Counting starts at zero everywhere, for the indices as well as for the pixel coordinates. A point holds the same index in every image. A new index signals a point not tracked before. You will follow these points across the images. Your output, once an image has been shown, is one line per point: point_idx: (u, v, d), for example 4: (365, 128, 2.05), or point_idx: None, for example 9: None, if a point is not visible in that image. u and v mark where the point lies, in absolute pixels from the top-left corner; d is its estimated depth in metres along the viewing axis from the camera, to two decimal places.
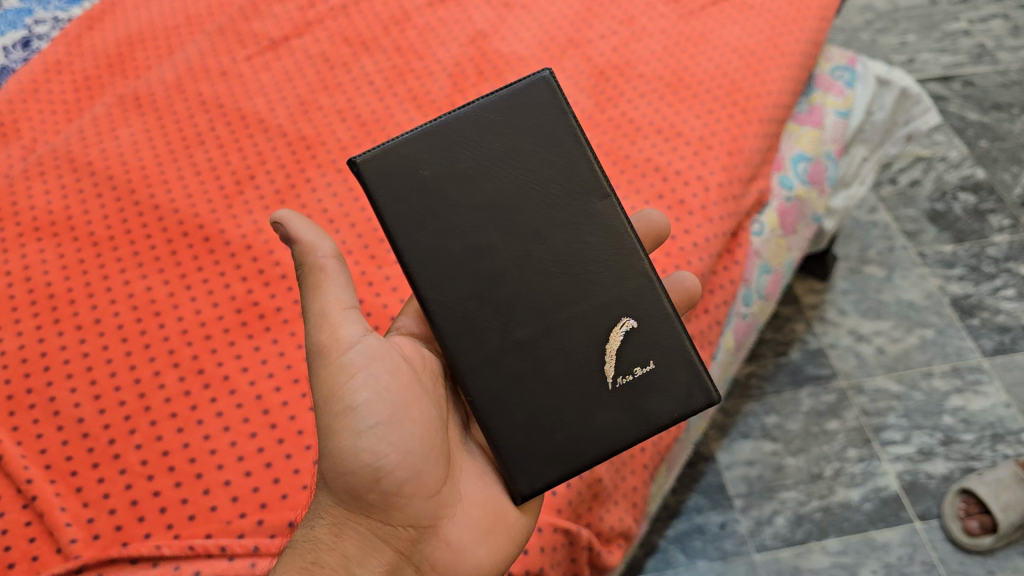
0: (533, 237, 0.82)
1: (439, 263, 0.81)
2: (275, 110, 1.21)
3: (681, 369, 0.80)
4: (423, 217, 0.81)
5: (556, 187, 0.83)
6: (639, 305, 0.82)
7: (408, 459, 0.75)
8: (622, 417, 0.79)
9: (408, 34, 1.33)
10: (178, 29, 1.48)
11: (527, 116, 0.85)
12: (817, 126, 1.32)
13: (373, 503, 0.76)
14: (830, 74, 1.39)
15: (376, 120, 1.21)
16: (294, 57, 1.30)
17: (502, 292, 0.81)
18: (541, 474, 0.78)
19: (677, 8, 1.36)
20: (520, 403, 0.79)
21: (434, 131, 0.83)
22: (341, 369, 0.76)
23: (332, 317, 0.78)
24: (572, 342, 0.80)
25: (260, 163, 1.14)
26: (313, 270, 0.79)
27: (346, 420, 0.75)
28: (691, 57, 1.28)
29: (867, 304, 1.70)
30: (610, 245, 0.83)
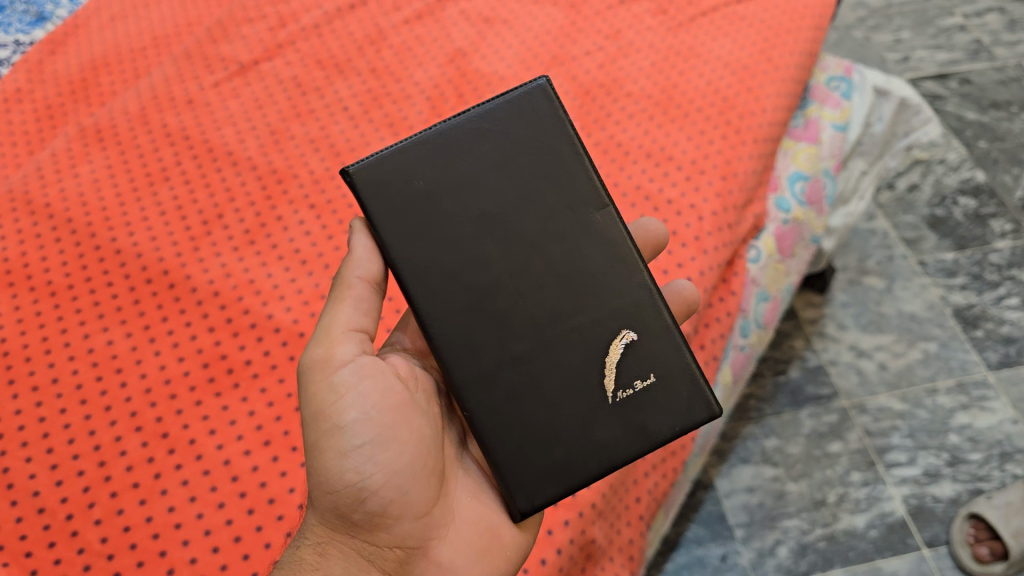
0: (529, 247, 0.77)
1: (431, 275, 0.76)
2: (245, 140, 1.15)
3: (682, 384, 0.75)
4: (414, 226, 0.76)
5: (553, 196, 0.78)
6: (639, 316, 0.77)
7: (395, 479, 0.72)
8: (624, 433, 0.74)
9: (384, 55, 1.27)
10: (144, 53, 1.42)
11: (523, 123, 0.79)
12: (813, 142, 1.26)
13: (358, 523, 0.73)
14: (826, 84, 1.33)
15: (351, 150, 1.14)
16: (264, 82, 1.23)
17: (499, 304, 0.76)
18: (540, 491, 0.73)
19: (665, 20, 1.30)
20: (518, 419, 0.74)
21: (425, 140, 0.77)
22: (332, 387, 0.73)
23: (336, 334, 0.74)
24: (571, 355, 0.75)
25: (228, 200, 1.08)
26: (339, 286, 0.76)
27: (333, 439, 0.72)
28: (681, 73, 1.22)
29: (868, 317, 1.65)
30: (610, 256, 0.78)
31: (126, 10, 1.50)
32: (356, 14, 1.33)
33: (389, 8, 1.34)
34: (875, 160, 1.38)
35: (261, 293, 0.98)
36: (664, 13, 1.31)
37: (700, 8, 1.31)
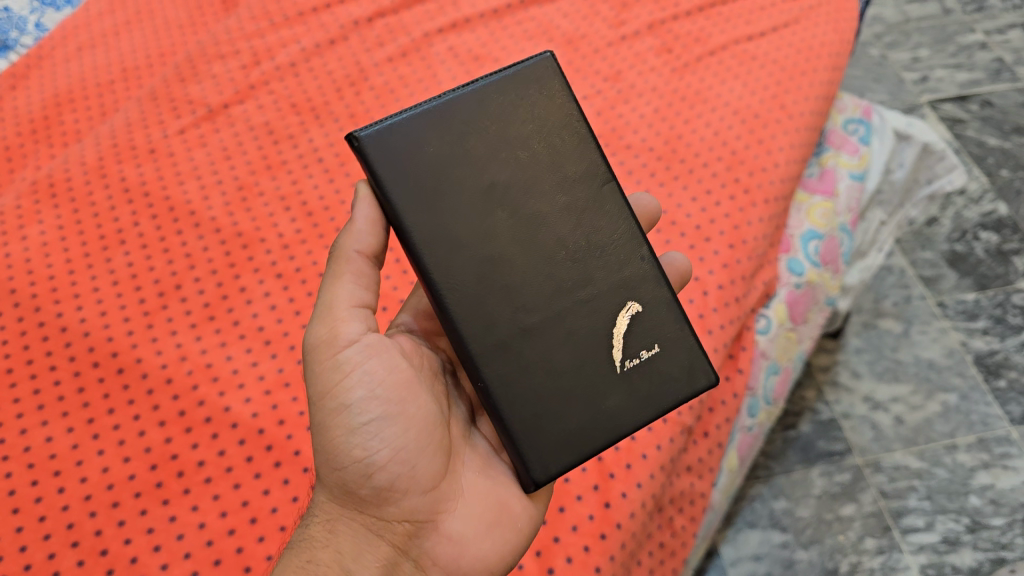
0: (539, 219, 0.73)
1: (443, 247, 0.70)
2: (210, 197, 1.06)
3: (684, 355, 0.75)
4: (424, 195, 0.70)
5: (559, 168, 0.74)
6: (642, 289, 0.75)
7: (403, 453, 0.71)
8: (636, 405, 0.72)
9: (364, 97, 1.17)
10: (112, 89, 1.33)
11: (530, 95, 0.74)
12: (829, 194, 1.17)
13: (366, 498, 0.71)
14: (843, 128, 1.24)
15: (325, 210, 1.06)
16: (233, 129, 1.14)
17: (509, 277, 0.72)
18: (555, 462, 0.70)
19: (669, 59, 1.20)
20: (530, 393, 0.71)
21: (433, 107, 0.71)
22: (337, 365, 0.70)
23: (341, 311, 0.71)
24: (580, 325, 0.73)
25: (188, 267, 0.99)
26: (336, 260, 0.73)
27: (340, 416, 0.70)
28: (685, 120, 1.12)
29: (883, 365, 1.56)
30: (613, 229, 0.75)
31: (94, 39, 1.41)
32: (335, 51, 1.23)
33: (372, 44, 1.24)
34: (893, 210, 1.29)
35: (218, 380, 0.90)
36: (668, 51, 1.21)
37: (708, 45, 1.21)
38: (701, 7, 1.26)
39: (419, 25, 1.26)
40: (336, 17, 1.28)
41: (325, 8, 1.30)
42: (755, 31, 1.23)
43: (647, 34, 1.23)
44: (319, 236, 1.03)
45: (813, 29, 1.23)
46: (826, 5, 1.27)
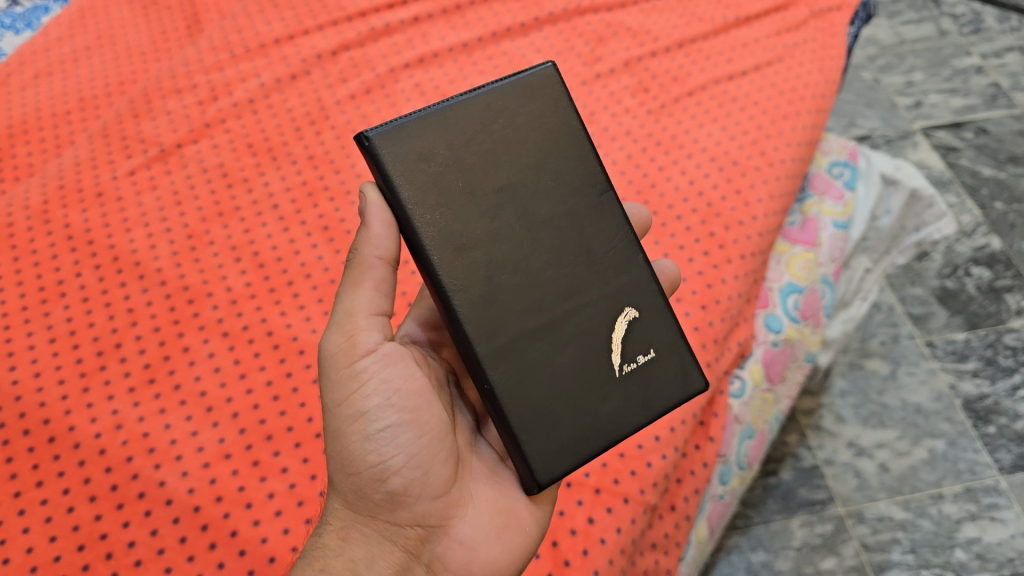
0: (544, 224, 0.73)
1: (452, 249, 0.70)
2: (157, 246, 1.01)
3: (676, 362, 0.77)
4: (434, 197, 0.70)
5: (562, 176, 0.75)
6: (638, 296, 0.77)
7: (417, 459, 0.71)
8: (633, 408, 0.74)
9: (324, 138, 1.13)
10: (67, 119, 1.27)
11: (533, 107, 0.75)
12: (811, 244, 1.11)
13: (380, 503, 0.72)
14: (828, 171, 1.19)
15: (278, 261, 1.01)
16: (186, 170, 1.09)
17: (514, 280, 0.72)
18: (558, 462, 0.71)
19: (644, 99, 1.15)
20: (534, 395, 0.72)
21: (444, 112, 0.71)
22: (353, 374, 0.71)
23: (359, 320, 0.71)
24: (580, 330, 0.73)
25: (130, 324, 0.94)
26: (354, 267, 0.72)
27: (355, 424, 0.71)
28: (659, 167, 1.07)
29: (868, 408, 1.51)
30: (612, 237, 0.76)
31: (51, 66, 1.35)
32: (296, 86, 1.19)
33: (335, 80, 1.19)
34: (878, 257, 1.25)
35: (155, 451, 0.84)
36: (644, 91, 1.16)
37: (686, 84, 1.16)
38: (679, 43, 1.21)
39: (385, 60, 1.21)
40: (300, 49, 1.23)
41: (288, 39, 1.24)
42: (735, 70, 1.17)
43: (623, 72, 1.18)
44: (269, 289, 0.98)
45: (797, 68, 1.18)
46: (809, 44, 1.22)
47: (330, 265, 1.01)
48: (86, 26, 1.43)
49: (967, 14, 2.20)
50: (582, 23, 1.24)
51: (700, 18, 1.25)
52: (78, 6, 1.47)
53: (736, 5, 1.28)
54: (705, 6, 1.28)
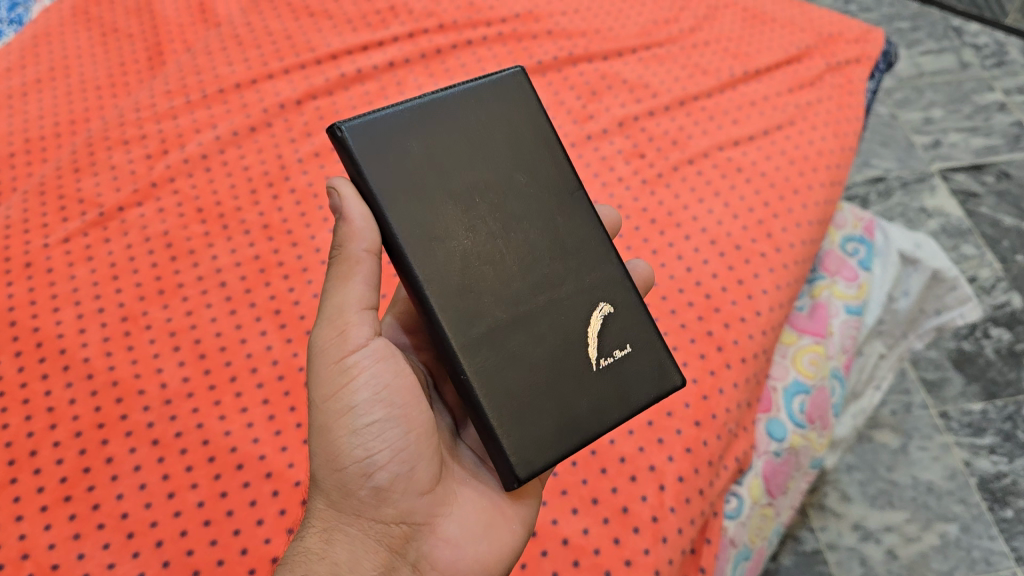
0: (519, 218, 0.68)
1: (422, 240, 0.64)
2: (86, 330, 0.89)
3: (654, 359, 0.70)
4: (407, 187, 0.64)
5: (535, 172, 0.70)
6: (616, 292, 0.71)
7: (404, 455, 0.65)
8: (612, 405, 0.67)
9: (282, 203, 1.02)
10: (10, 163, 1.15)
11: (508, 104, 0.70)
12: (820, 334, 1.00)
13: (364, 501, 0.65)
14: (841, 248, 1.08)
15: (221, 351, 0.89)
16: (127, 239, 0.98)
17: (487, 273, 0.66)
18: (535, 458, 0.64)
19: (640, 165, 1.02)
20: (510, 388, 0.65)
21: (417, 103, 0.66)
22: (343, 368, 0.64)
23: (350, 313, 0.65)
24: (556, 322, 0.67)
25: (48, 427, 0.82)
26: (341, 259, 0.64)
27: (342, 417, 0.64)
28: (653, 250, 0.95)
29: (876, 487, 1.40)
30: (586, 234, 0.71)
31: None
32: (255, 140, 1.07)
33: (298, 133, 1.08)
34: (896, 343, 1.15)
35: None
36: (639, 155, 1.03)
37: (687, 149, 1.03)
38: (680, 100, 1.08)
39: (354, 111, 1.10)
40: (261, 96, 1.11)
41: (250, 84, 1.13)
42: (743, 134, 1.05)
43: (616, 133, 1.06)
44: (209, 387, 0.86)
45: (811, 133, 1.06)
46: (824, 103, 1.10)
47: (279, 356, 0.89)
48: (38, 56, 1.31)
49: (989, 46, 2.08)
50: (574, 73, 1.12)
51: (704, 70, 1.13)
52: (31, 32, 1.34)
53: (744, 56, 1.15)
54: (710, 56, 1.15)
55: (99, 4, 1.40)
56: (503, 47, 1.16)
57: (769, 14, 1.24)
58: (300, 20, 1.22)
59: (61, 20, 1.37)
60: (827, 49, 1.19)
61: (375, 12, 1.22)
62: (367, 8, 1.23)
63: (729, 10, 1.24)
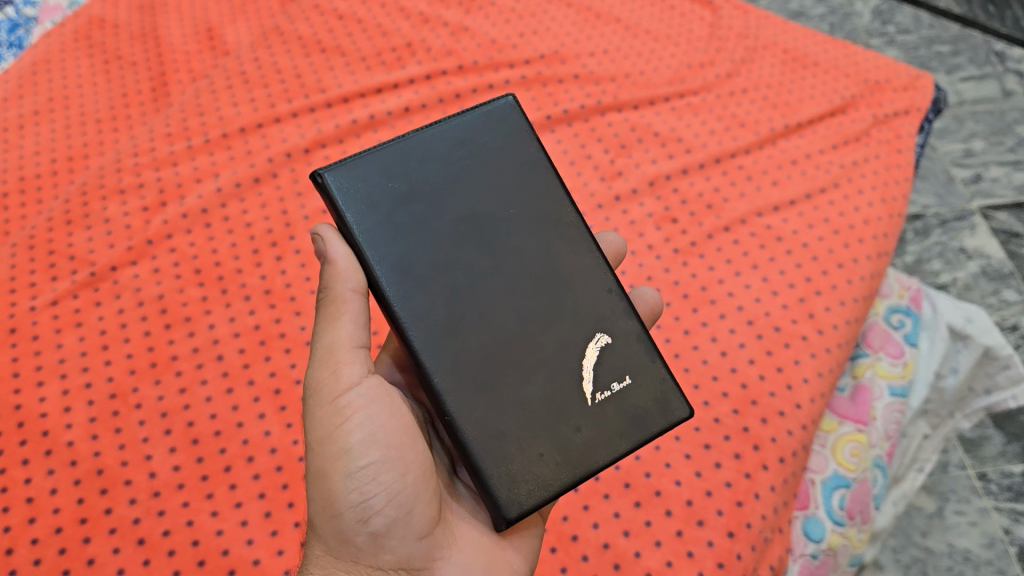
0: (509, 248, 0.65)
1: (404, 278, 0.62)
2: (71, 409, 0.84)
3: (658, 388, 0.65)
4: (387, 226, 0.63)
5: (527, 198, 0.67)
6: (617, 321, 0.66)
7: (402, 498, 0.62)
8: (611, 438, 0.63)
9: (285, 265, 0.95)
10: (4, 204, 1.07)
11: (496, 133, 0.68)
12: (862, 422, 0.92)
13: (362, 547, 0.62)
14: (885, 319, 1.00)
15: (216, 436, 0.83)
16: (119, 302, 0.91)
17: (474, 308, 0.63)
18: (523, 499, 0.61)
19: (671, 232, 0.95)
20: (497, 425, 0.62)
21: (396, 143, 0.65)
22: (337, 408, 0.62)
23: (342, 351, 0.63)
24: (548, 358, 0.64)
25: (27, 521, 0.77)
26: (330, 300, 0.63)
27: (337, 462, 0.61)
28: (685, 330, 0.88)
29: (910, 554, 1.32)
30: (583, 261, 0.67)
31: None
32: (259, 192, 1.01)
33: (306, 186, 1.02)
34: (941, 422, 1.10)
35: None
36: (671, 220, 0.96)
37: (723, 214, 0.96)
38: (716, 157, 1.01)
39: None
40: (268, 143, 1.05)
41: (255, 127, 1.07)
42: (783, 198, 0.97)
43: (647, 194, 0.98)
44: (201, 478, 0.80)
45: (857, 198, 0.98)
46: (870, 163, 1.02)
47: (278, 444, 0.83)
48: (37, 85, 1.22)
49: None
50: (602, 125, 1.05)
51: (742, 122, 1.06)
52: (30, 59, 1.25)
53: (785, 105, 1.08)
54: (748, 106, 1.08)
55: (105, 28, 1.31)
56: (527, 91, 1.08)
57: (811, 57, 1.15)
58: (311, 55, 1.15)
59: (63, 44, 1.27)
60: (873, 98, 1.11)
61: (391, 49, 1.15)
62: (382, 45, 1.16)
63: (769, 52, 1.16)
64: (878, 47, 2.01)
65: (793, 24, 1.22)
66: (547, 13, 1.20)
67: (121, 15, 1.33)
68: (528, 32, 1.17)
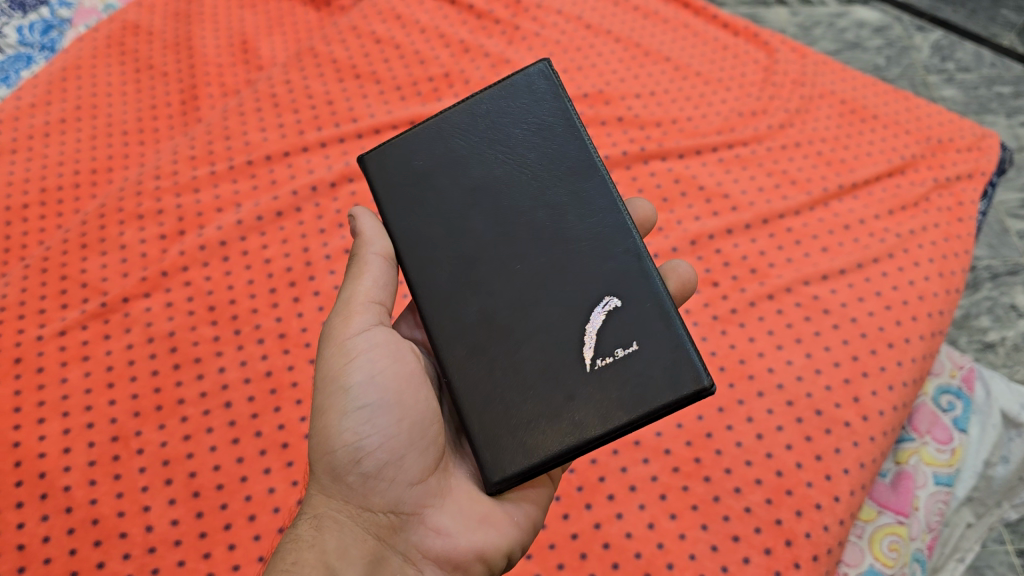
0: (519, 214, 0.65)
1: (423, 252, 0.67)
2: (71, 451, 0.79)
3: (671, 351, 0.56)
4: (413, 205, 0.69)
5: (546, 165, 0.65)
6: (630, 282, 0.59)
7: (395, 441, 0.61)
8: (603, 407, 0.56)
9: (303, 307, 0.91)
10: (21, 215, 1.01)
11: (522, 108, 0.68)
12: (904, 513, 0.85)
13: (354, 488, 0.61)
14: (934, 401, 0.95)
15: (217, 490, 0.78)
16: (128, 336, 0.87)
17: (480, 276, 0.64)
18: (510, 460, 0.59)
19: (710, 296, 0.91)
20: (490, 386, 0.61)
21: (427, 134, 0.71)
22: (342, 351, 0.63)
23: (356, 304, 0.65)
24: (550, 319, 0.60)
25: (16, 570, 0.72)
26: (355, 263, 0.67)
27: (335, 400, 0.62)
28: (720, 408, 0.82)
29: None
30: (601, 221, 0.62)
31: (15, 141, 1.08)
32: (280, 226, 0.98)
33: (330, 223, 0.99)
34: (986, 512, 1.06)
35: None
36: (712, 283, 0.92)
37: (767, 282, 0.92)
38: (764, 218, 0.97)
39: None
40: (293, 172, 1.04)
41: (282, 156, 1.05)
42: (833, 267, 0.92)
43: (687, 252, 0.95)
44: (199, 534, 0.75)
45: (912, 271, 0.92)
46: (929, 233, 0.97)
47: (281, 504, 0.77)
48: (65, 92, 1.15)
49: None
50: (645, 173, 1.02)
51: (793, 179, 1.02)
52: (60, 64, 1.18)
53: (840, 162, 1.04)
54: (801, 161, 1.04)
55: (138, 35, 1.25)
56: None
57: (871, 109, 1.11)
58: (345, 80, 1.15)
59: (95, 50, 1.21)
60: (935, 159, 1.05)
61: (428, 78, 1.15)
62: (419, 74, 1.15)
63: (825, 101, 1.13)
64: (935, 84, 1.73)
65: (852, 72, 1.19)
66: (594, 47, 1.20)
67: (155, 21, 1.28)
68: (572, 67, 1.16)
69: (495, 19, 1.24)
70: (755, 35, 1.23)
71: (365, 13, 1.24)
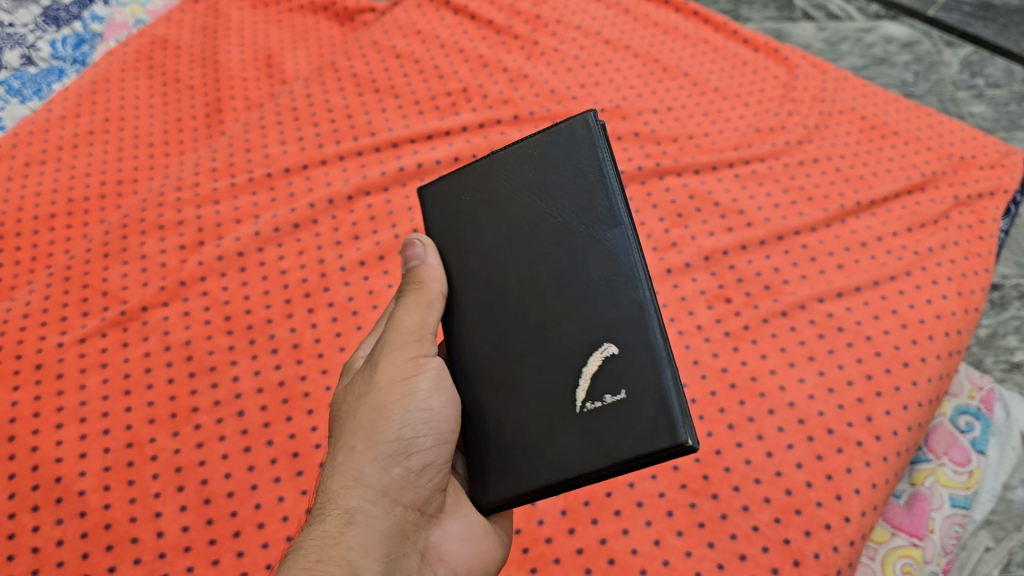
0: (539, 259, 0.64)
1: (459, 288, 0.69)
2: (87, 456, 0.80)
3: (652, 408, 0.53)
4: (458, 241, 0.71)
5: (570, 209, 0.64)
6: (631, 332, 0.57)
7: (444, 446, 0.62)
8: (584, 449, 0.56)
9: (317, 318, 0.92)
10: (48, 225, 1.03)
11: (559, 154, 0.67)
12: (918, 535, 0.84)
13: (394, 482, 0.59)
14: (952, 422, 0.95)
15: (228, 498, 0.79)
16: (146, 345, 0.89)
17: (499, 313, 0.65)
18: (498, 486, 0.60)
19: (723, 313, 0.91)
20: (492, 417, 0.62)
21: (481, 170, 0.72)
22: (415, 363, 0.63)
23: (424, 330, 0.65)
24: (550, 361, 0.60)
25: (31, 572, 0.73)
26: (420, 292, 0.67)
27: (400, 397, 0.61)
28: (730, 424, 0.82)
29: None
30: (609, 266, 0.60)
31: (44, 152, 1.10)
32: (297, 238, 1.00)
33: (346, 235, 1.00)
34: None
35: None
36: (725, 299, 0.92)
37: (781, 298, 0.91)
38: (778, 234, 0.97)
39: (410, 214, 1.02)
40: (311, 185, 1.05)
41: (300, 169, 1.06)
42: (849, 284, 0.92)
43: (701, 269, 0.95)
44: (208, 541, 0.76)
45: (930, 289, 0.91)
46: (948, 251, 0.96)
47: (290, 512, 0.78)
48: (94, 104, 1.17)
49: None
50: (660, 189, 1.02)
51: (809, 196, 1.01)
52: (90, 77, 1.21)
53: (858, 179, 1.04)
54: (818, 177, 1.04)
55: (166, 49, 1.28)
56: None
57: (891, 125, 1.11)
58: (365, 94, 1.16)
59: (124, 64, 1.24)
60: (956, 176, 1.04)
61: (446, 93, 1.16)
62: (438, 88, 1.17)
63: (844, 117, 1.12)
64: (964, 100, 1.71)
65: (875, 88, 1.19)
66: (613, 63, 1.20)
67: (183, 36, 1.30)
68: (590, 82, 1.17)
69: (514, 35, 1.25)
70: (775, 51, 1.23)
71: (386, 29, 1.26)
